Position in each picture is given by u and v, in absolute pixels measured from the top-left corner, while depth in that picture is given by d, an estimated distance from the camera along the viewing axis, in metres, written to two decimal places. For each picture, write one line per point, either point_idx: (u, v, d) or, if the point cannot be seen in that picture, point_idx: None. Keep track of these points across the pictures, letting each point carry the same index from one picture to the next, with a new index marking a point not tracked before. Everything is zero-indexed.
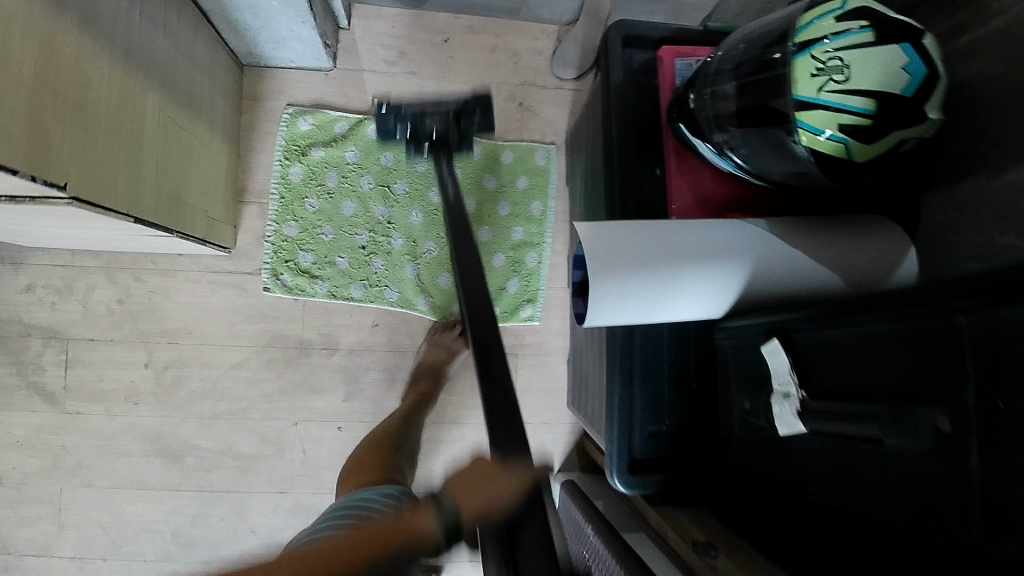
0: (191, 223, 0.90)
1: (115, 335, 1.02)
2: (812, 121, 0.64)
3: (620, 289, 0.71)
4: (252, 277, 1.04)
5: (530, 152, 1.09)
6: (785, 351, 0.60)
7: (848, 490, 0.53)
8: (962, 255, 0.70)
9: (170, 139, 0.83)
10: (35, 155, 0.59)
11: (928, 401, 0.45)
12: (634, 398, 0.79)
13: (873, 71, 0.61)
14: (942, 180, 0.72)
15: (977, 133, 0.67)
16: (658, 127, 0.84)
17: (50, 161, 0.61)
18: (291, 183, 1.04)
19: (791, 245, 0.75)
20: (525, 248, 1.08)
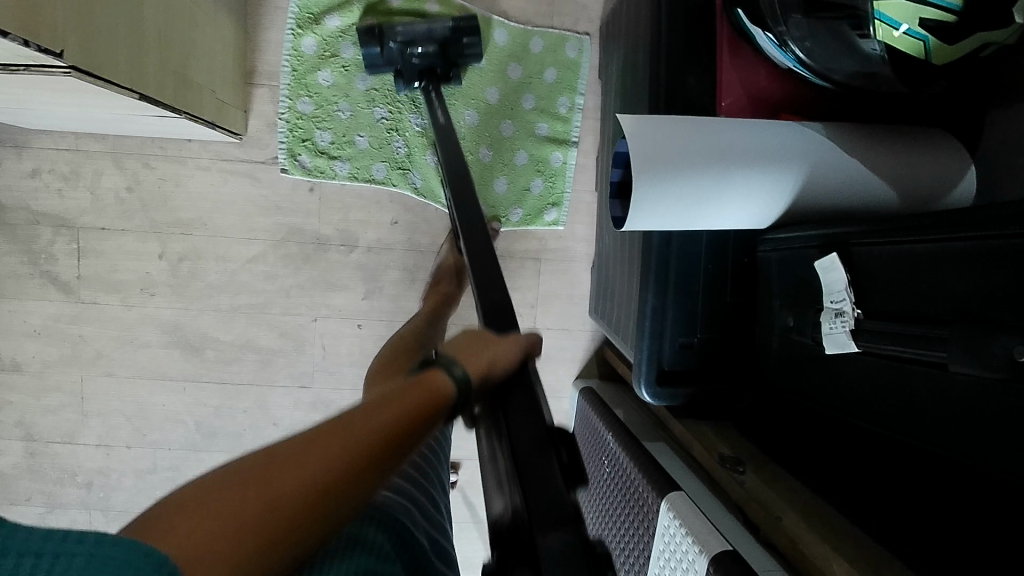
0: (199, 104, 0.84)
1: (126, 225, 0.98)
2: (892, 14, 0.57)
3: (666, 190, 0.66)
4: (265, 167, 0.99)
5: (561, 41, 1.00)
6: (843, 266, 0.56)
7: (900, 414, 0.51)
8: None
9: (175, 8, 0.75)
10: (26, 12, 0.53)
11: (1006, 328, 0.42)
12: (667, 308, 0.76)
13: None
14: (1019, 91, 0.66)
15: None
16: (712, 12, 0.76)
17: (41, 25, 0.55)
18: (304, 55, 0.96)
19: (851, 152, 0.69)
20: (550, 145, 1.02)
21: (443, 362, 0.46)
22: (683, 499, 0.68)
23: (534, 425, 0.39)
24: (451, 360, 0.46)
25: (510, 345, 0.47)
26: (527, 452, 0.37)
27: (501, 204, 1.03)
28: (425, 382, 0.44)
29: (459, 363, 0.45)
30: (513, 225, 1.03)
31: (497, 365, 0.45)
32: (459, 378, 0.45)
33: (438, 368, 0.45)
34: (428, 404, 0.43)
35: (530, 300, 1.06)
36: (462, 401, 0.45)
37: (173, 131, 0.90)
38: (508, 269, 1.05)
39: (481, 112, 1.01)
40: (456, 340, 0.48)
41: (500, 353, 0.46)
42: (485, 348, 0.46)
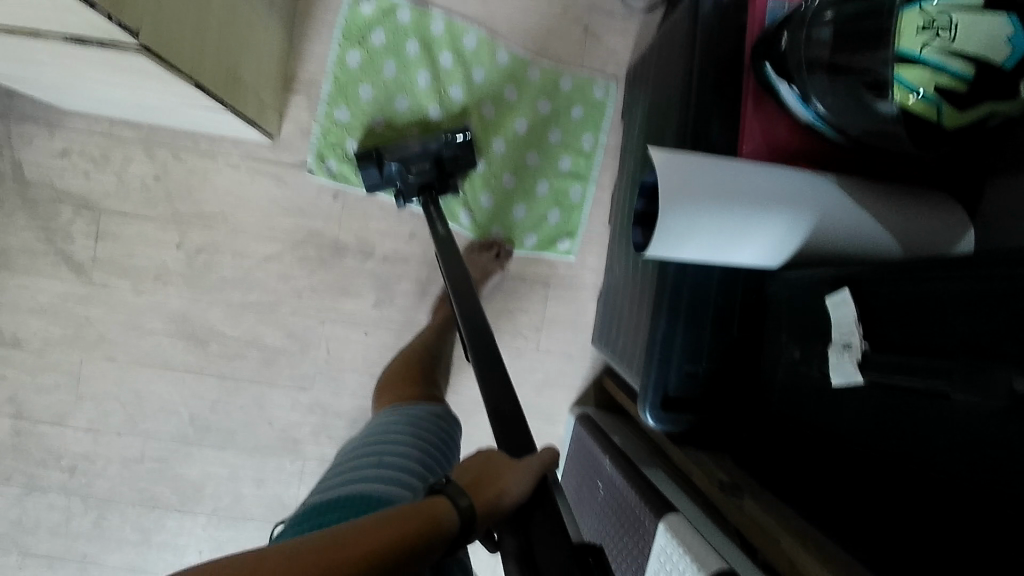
0: (243, 101, 0.87)
1: (148, 212, 1.00)
2: (910, 78, 0.63)
3: (689, 224, 0.70)
4: (293, 170, 1.02)
5: (590, 82, 1.05)
6: (853, 302, 0.60)
7: (902, 443, 0.54)
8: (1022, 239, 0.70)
9: (236, 8, 0.79)
10: None
11: (1006, 361, 0.46)
12: (677, 336, 0.79)
13: (981, 34, 0.60)
14: (1018, 163, 0.71)
15: None
16: (739, 68, 0.81)
17: (124, 4, 0.58)
18: (347, 67, 1.00)
19: (860, 203, 0.74)
20: (570, 179, 1.06)
21: (449, 490, 0.50)
22: (681, 521, 0.70)
23: (553, 533, 0.47)
24: (459, 490, 0.50)
25: (522, 476, 0.51)
26: (549, 555, 0.45)
27: (517, 229, 1.07)
28: (430, 509, 0.49)
29: (465, 495, 0.50)
30: (528, 249, 1.07)
31: (504, 494, 0.49)
32: (463, 508, 0.49)
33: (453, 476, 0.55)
34: (429, 527, 0.47)
35: (535, 324, 1.09)
36: (468, 531, 0.49)
37: (211, 125, 0.93)
38: (517, 292, 1.08)
39: (509, 142, 1.05)
40: (467, 473, 0.53)
41: (511, 481, 0.51)
42: (494, 479, 0.51)
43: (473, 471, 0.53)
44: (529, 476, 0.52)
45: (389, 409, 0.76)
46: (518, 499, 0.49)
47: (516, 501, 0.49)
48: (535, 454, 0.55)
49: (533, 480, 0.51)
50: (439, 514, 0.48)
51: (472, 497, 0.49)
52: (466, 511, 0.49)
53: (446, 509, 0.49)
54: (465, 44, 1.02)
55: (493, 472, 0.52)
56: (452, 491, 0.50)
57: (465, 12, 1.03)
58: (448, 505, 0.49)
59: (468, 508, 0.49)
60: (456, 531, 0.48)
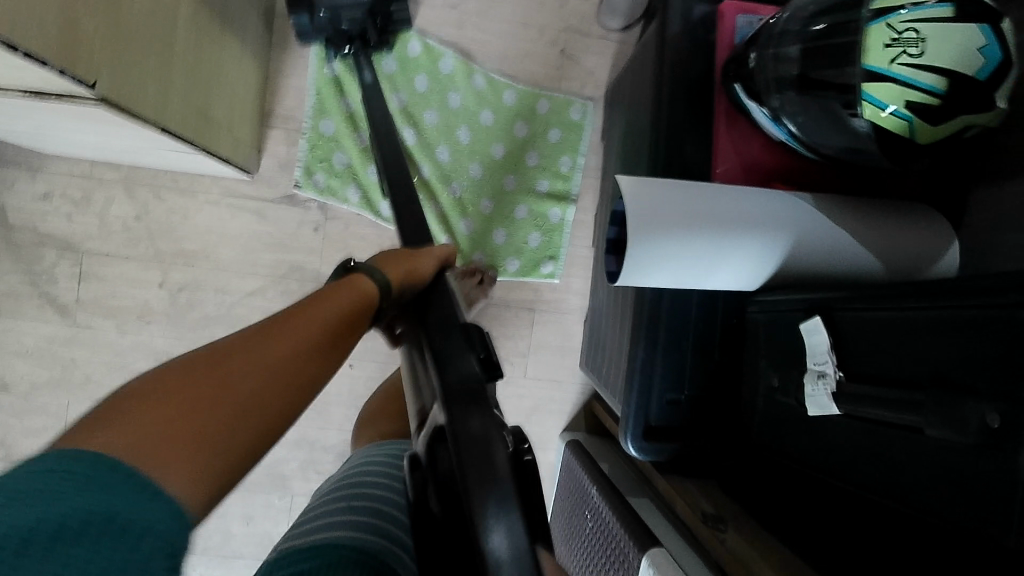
0: (216, 141, 0.87)
1: (130, 252, 1.00)
2: (879, 95, 0.61)
3: (660, 249, 0.69)
4: (273, 205, 1.02)
5: (566, 105, 1.05)
6: (827, 330, 0.58)
7: (877, 477, 0.52)
8: (1005, 254, 0.67)
9: (203, 50, 0.79)
10: (65, 45, 0.56)
11: (977, 395, 0.44)
12: (656, 363, 0.77)
13: (950, 47, 0.58)
14: (997, 176, 0.70)
15: None
16: (709, 85, 0.80)
17: (80, 57, 0.58)
18: (327, 82, 1.01)
19: (838, 223, 0.72)
20: (550, 202, 1.05)
21: (364, 271, 0.61)
22: (664, 555, 0.68)
23: (444, 322, 0.56)
24: (372, 269, 0.62)
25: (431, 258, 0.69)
26: (447, 347, 0.51)
27: (499, 253, 1.05)
28: (355, 284, 0.59)
29: (379, 271, 0.62)
30: (511, 274, 1.05)
31: (416, 271, 0.65)
32: (380, 282, 0.61)
33: (363, 273, 0.61)
34: (358, 299, 0.58)
35: (522, 350, 1.07)
36: (382, 300, 0.61)
37: (188, 164, 0.94)
38: (503, 318, 1.06)
39: (486, 166, 1.05)
40: (386, 254, 0.67)
41: (425, 265, 0.67)
42: (407, 262, 0.66)
43: (384, 257, 0.66)
44: (435, 262, 0.69)
45: (364, 446, 0.74)
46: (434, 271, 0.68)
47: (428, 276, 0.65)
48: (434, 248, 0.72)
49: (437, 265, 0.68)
50: (362, 287, 0.59)
51: (386, 274, 0.62)
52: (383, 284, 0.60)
53: (368, 284, 0.60)
54: (441, 69, 1.03)
55: (406, 257, 0.67)
56: (365, 271, 0.61)
57: (442, 40, 1.03)
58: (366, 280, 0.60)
59: (383, 280, 0.61)
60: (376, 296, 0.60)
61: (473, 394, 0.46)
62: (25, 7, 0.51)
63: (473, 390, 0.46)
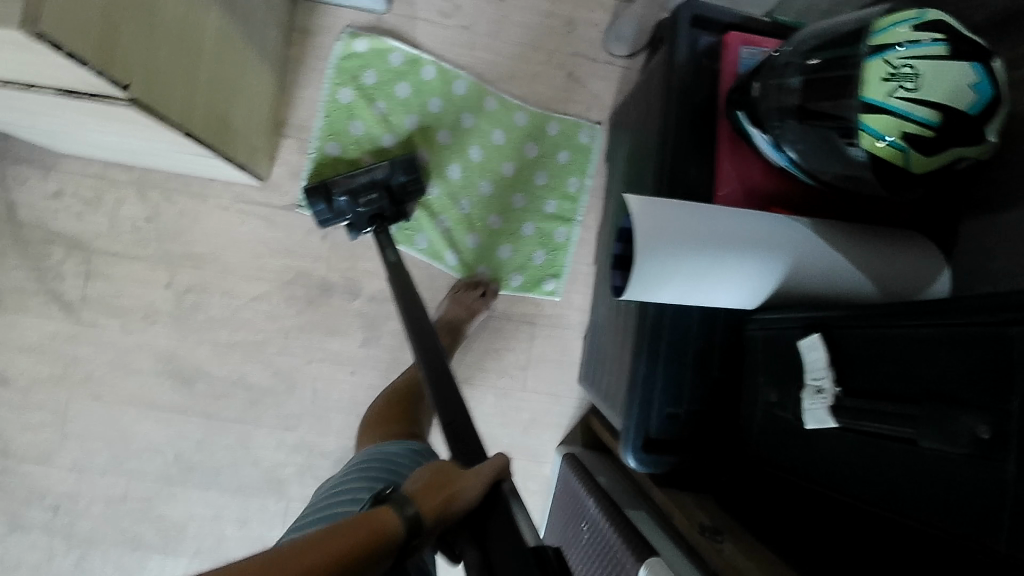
0: (234, 146, 0.89)
1: (138, 252, 1.01)
2: (876, 125, 0.65)
3: (666, 266, 0.72)
4: (282, 212, 1.03)
5: (576, 127, 1.08)
6: (824, 346, 0.61)
7: (871, 486, 0.55)
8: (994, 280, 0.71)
9: (227, 58, 0.82)
10: (103, 47, 0.58)
11: (969, 407, 0.47)
12: (657, 377, 0.80)
13: (945, 84, 0.62)
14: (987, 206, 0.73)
15: None
16: (714, 114, 0.84)
17: (116, 58, 0.60)
18: (339, 104, 1.03)
19: (835, 246, 0.76)
20: (555, 221, 1.08)
21: (395, 499, 0.52)
22: (661, 565, 0.69)
23: (505, 536, 0.48)
24: (405, 499, 0.52)
25: (479, 477, 0.54)
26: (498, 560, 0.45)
27: (503, 268, 1.08)
28: (371, 523, 0.50)
29: (410, 503, 0.51)
30: (514, 289, 1.08)
31: (455, 495, 0.51)
32: (409, 516, 0.51)
33: (389, 509, 0.51)
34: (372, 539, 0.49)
35: (521, 363, 1.09)
36: (410, 539, 0.51)
37: (202, 168, 0.95)
38: (503, 330, 1.08)
39: (495, 183, 1.07)
40: (422, 475, 0.55)
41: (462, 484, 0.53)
42: (444, 486, 0.52)
43: (422, 478, 0.54)
44: (483, 484, 0.53)
45: (369, 449, 0.76)
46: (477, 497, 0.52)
47: (473, 499, 0.52)
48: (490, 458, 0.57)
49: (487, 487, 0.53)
50: (381, 525, 0.50)
51: (418, 506, 0.51)
52: (408, 521, 0.50)
53: (391, 520, 0.50)
54: (455, 90, 1.05)
55: (448, 480, 0.54)
56: (398, 499, 0.52)
57: (456, 59, 1.06)
58: (391, 513, 0.51)
59: (413, 516, 0.51)
60: (404, 538, 0.50)
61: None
62: (72, 9, 0.53)
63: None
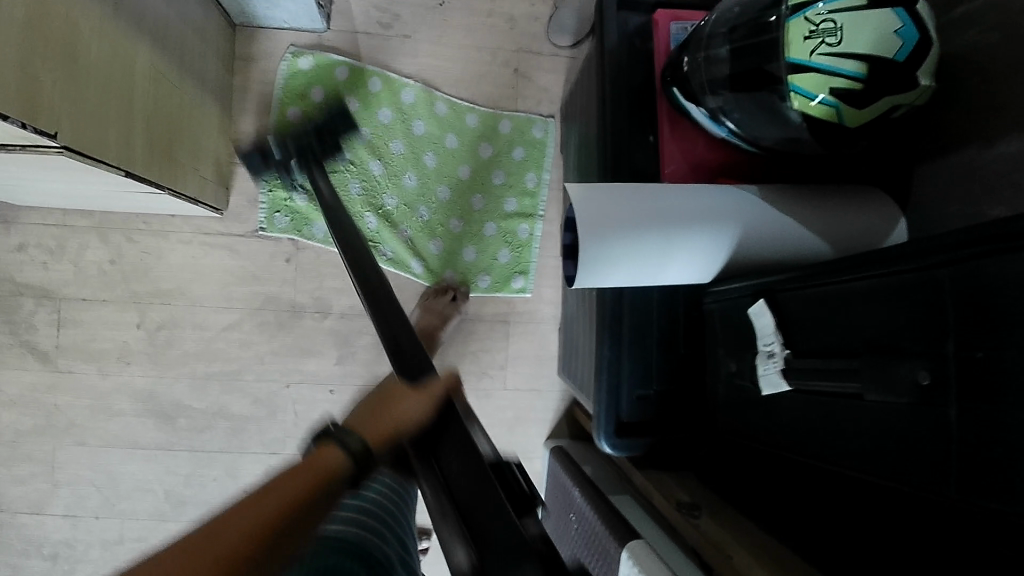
0: (181, 181, 0.89)
1: (107, 295, 1.02)
2: (806, 85, 0.65)
3: (614, 247, 0.72)
4: (245, 239, 1.04)
5: (529, 123, 1.08)
6: (771, 311, 0.60)
7: (828, 446, 0.54)
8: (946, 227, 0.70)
9: (162, 94, 0.82)
10: (25, 97, 0.58)
11: (909, 355, 0.46)
12: (622, 361, 0.79)
13: (869, 33, 0.62)
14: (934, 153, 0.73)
15: (977, 103, 0.68)
16: (651, 93, 0.84)
17: (41, 108, 0.60)
18: (289, 124, 1.03)
19: (783, 210, 0.75)
20: (517, 218, 1.08)
21: (336, 435, 0.54)
22: (643, 547, 0.69)
23: (459, 449, 0.55)
24: (347, 431, 0.55)
25: (421, 398, 0.60)
26: (462, 479, 0.51)
27: (470, 270, 1.08)
28: (321, 456, 0.52)
29: (356, 436, 0.54)
30: (483, 290, 1.08)
31: (401, 421, 0.57)
32: (356, 447, 0.54)
33: (335, 442, 0.53)
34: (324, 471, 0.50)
35: (500, 362, 1.09)
36: (361, 466, 0.54)
37: (158, 206, 0.96)
38: (478, 332, 1.08)
39: (453, 187, 1.07)
40: (368, 405, 0.60)
41: (409, 405, 0.59)
42: (390, 411, 0.58)
43: (367, 408, 0.60)
44: (427, 403, 0.60)
45: None
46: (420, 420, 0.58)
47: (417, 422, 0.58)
48: (433, 381, 0.64)
49: (431, 405, 0.60)
50: (330, 460, 0.52)
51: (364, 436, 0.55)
52: (358, 451, 0.53)
53: (339, 452, 0.53)
54: (403, 98, 1.06)
55: (390, 403, 0.59)
56: (341, 434, 0.54)
57: (401, 69, 1.07)
58: (338, 446, 0.53)
59: (361, 446, 0.54)
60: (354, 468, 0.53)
61: (495, 505, 0.47)
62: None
63: (489, 500, 0.48)
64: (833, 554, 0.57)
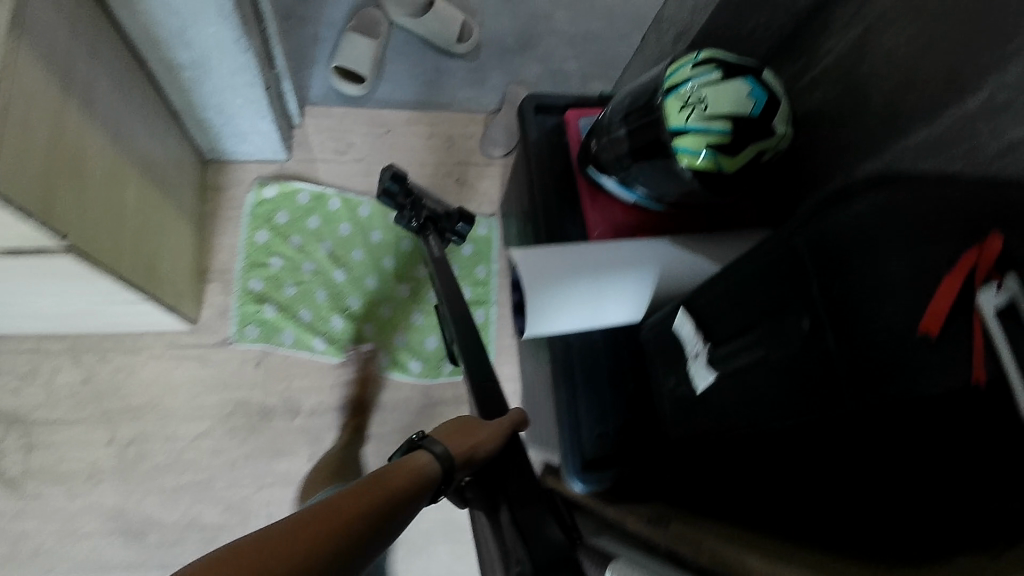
0: (162, 292, 0.97)
1: (78, 416, 1.04)
2: (687, 146, 0.80)
3: (550, 295, 0.84)
4: (215, 349, 1.09)
5: (475, 223, 1.22)
6: (690, 319, 0.71)
7: (751, 412, 0.61)
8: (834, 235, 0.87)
9: (146, 215, 0.93)
10: (46, 202, 0.67)
11: (792, 309, 0.56)
12: (578, 401, 0.87)
13: (728, 98, 0.79)
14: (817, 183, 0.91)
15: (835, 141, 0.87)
16: (571, 175, 0.98)
17: (55, 212, 0.69)
18: (257, 244, 1.14)
19: (694, 249, 0.88)
20: (473, 306, 1.19)
21: (427, 442, 0.64)
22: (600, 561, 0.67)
23: (520, 479, 0.67)
24: (433, 441, 0.64)
25: (493, 430, 0.70)
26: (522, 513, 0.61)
27: (434, 358, 1.15)
28: (414, 459, 0.61)
29: (439, 444, 0.64)
30: (448, 375, 1.15)
31: (480, 445, 0.67)
32: (440, 453, 0.63)
33: (426, 450, 0.63)
34: (418, 476, 0.59)
35: None
36: (444, 472, 0.62)
37: (132, 321, 1.01)
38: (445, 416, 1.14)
39: (411, 284, 1.18)
40: (448, 426, 0.70)
41: (485, 434, 0.69)
42: (465, 433, 0.68)
43: (448, 428, 0.70)
44: (497, 434, 0.70)
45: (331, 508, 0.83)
46: (491, 449, 0.67)
47: (489, 451, 0.67)
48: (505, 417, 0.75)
49: (501, 438, 0.70)
50: (421, 465, 0.61)
51: (447, 446, 0.64)
52: (443, 456, 0.62)
53: (427, 457, 0.62)
54: (360, 212, 1.19)
55: (464, 429, 0.69)
56: (427, 444, 0.64)
57: (356, 189, 1.21)
58: (427, 453, 0.62)
59: (443, 452, 0.63)
60: (440, 473, 0.61)
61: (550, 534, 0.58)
62: (18, 175, 0.62)
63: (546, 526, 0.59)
64: (802, 526, 0.61)
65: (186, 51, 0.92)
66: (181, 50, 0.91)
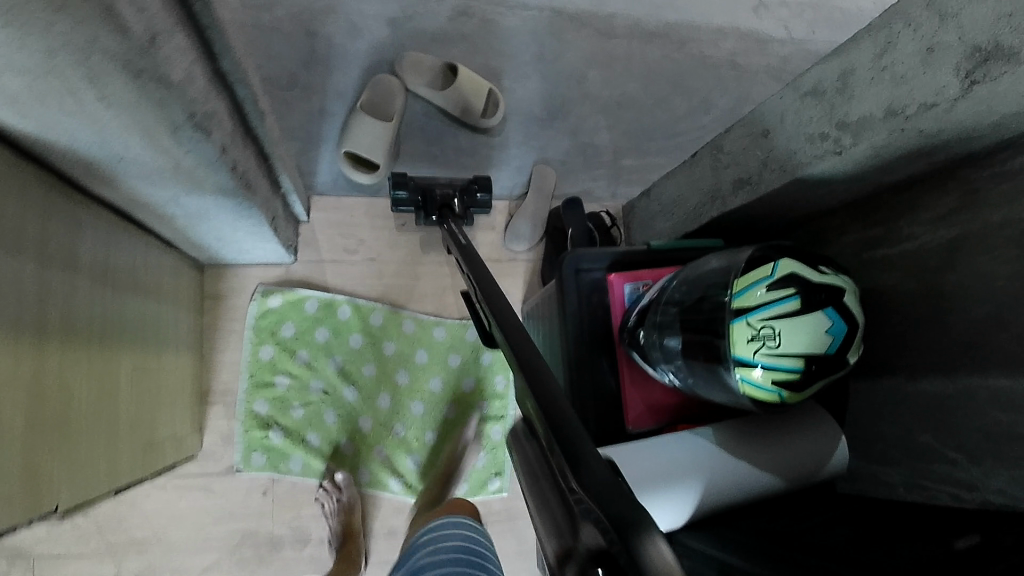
0: (161, 456, 0.89)
1: (80, 550, 1.00)
2: (750, 377, 0.71)
3: None
4: (220, 478, 1.04)
5: None
6: None
7: None
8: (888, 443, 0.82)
9: (141, 386, 0.83)
10: (31, 494, 0.58)
11: None
12: None
13: (802, 336, 0.69)
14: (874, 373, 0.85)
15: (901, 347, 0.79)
16: (610, 344, 0.91)
17: (45, 491, 0.60)
18: (261, 362, 1.06)
19: (738, 455, 0.82)
20: (489, 422, 1.13)
21: None
22: None
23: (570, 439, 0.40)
24: None
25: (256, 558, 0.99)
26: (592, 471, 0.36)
27: None
28: None
29: None
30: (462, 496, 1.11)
31: None
32: None
33: None
34: None
35: None
36: None
37: None
38: None
39: (425, 402, 1.12)
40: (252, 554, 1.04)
41: None
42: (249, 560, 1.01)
43: None
44: None
45: None
46: None
47: None
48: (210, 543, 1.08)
49: None
50: None
51: None
52: None
53: None
54: (372, 321, 1.10)
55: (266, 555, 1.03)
56: None
57: (367, 292, 1.11)
58: None
59: None
60: None
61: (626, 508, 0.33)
62: None
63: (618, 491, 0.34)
64: None
65: (182, 210, 0.78)
66: (176, 209, 0.77)
